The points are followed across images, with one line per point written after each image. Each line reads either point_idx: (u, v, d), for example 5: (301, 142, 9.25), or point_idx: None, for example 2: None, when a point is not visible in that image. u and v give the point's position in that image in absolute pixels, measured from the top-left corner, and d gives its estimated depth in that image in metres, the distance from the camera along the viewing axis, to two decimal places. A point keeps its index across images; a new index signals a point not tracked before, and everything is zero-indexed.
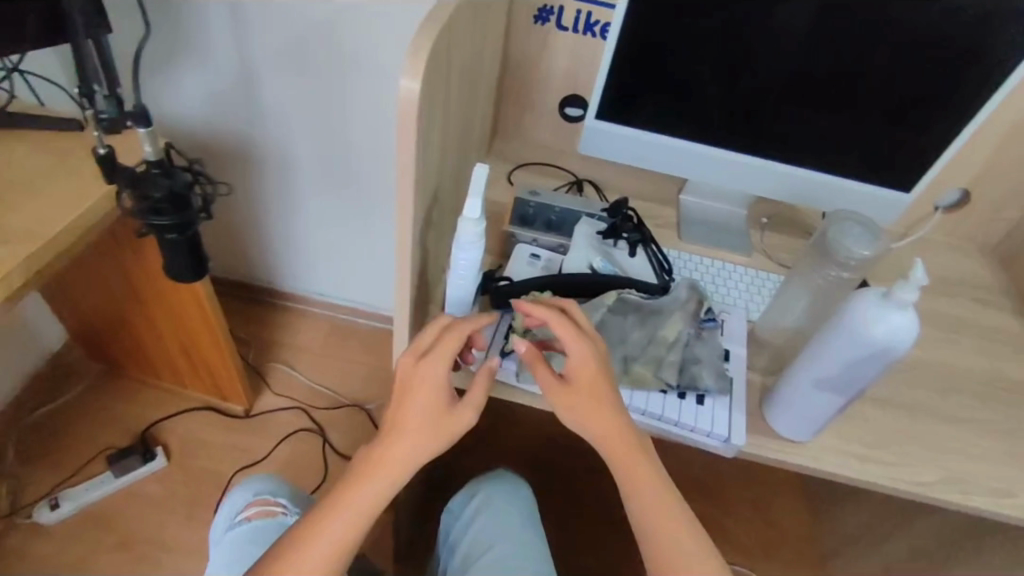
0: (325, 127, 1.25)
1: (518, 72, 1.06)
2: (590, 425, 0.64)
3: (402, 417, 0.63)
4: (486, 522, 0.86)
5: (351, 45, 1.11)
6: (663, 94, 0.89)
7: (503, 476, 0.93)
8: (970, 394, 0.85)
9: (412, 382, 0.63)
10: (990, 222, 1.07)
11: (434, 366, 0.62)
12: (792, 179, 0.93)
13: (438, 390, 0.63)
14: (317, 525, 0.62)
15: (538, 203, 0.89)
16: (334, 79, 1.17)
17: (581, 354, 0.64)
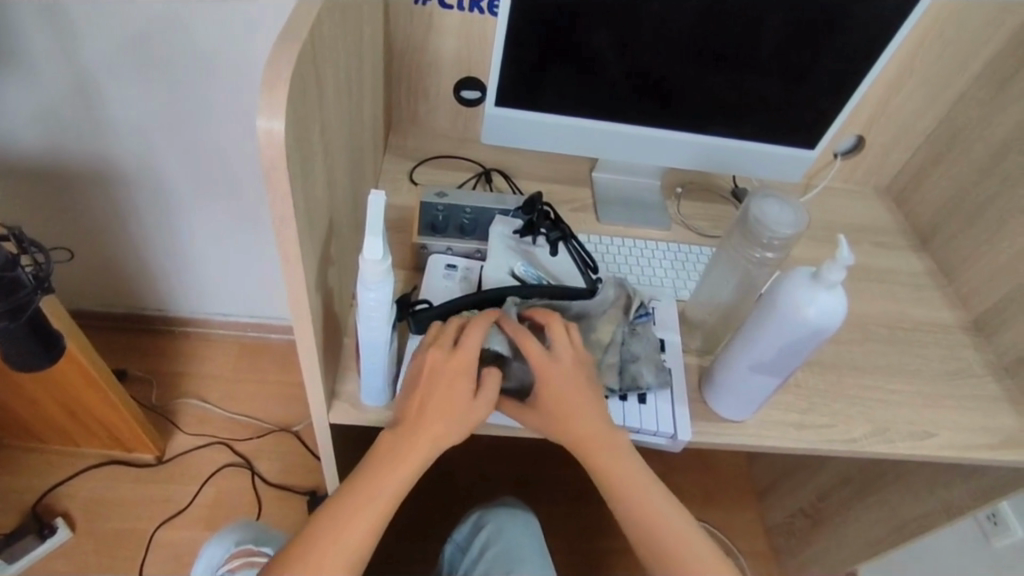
0: (193, 135, 1.10)
1: (404, 58, 0.96)
2: (572, 431, 0.62)
3: (424, 408, 0.60)
4: (495, 551, 0.83)
5: (205, 41, 0.96)
6: (565, 74, 0.83)
7: (514, 502, 0.90)
8: (885, 340, 0.88)
9: (434, 371, 0.60)
10: (884, 163, 1.10)
11: (464, 358, 0.60)
12: (706, 148, 0.91)
13: (463, 383, 0.60)
14: (338, 523, 0.58)
15: (446, 204, 0.81)
16: (192, 81, 1.02)
17: (565, 362, 0.63)
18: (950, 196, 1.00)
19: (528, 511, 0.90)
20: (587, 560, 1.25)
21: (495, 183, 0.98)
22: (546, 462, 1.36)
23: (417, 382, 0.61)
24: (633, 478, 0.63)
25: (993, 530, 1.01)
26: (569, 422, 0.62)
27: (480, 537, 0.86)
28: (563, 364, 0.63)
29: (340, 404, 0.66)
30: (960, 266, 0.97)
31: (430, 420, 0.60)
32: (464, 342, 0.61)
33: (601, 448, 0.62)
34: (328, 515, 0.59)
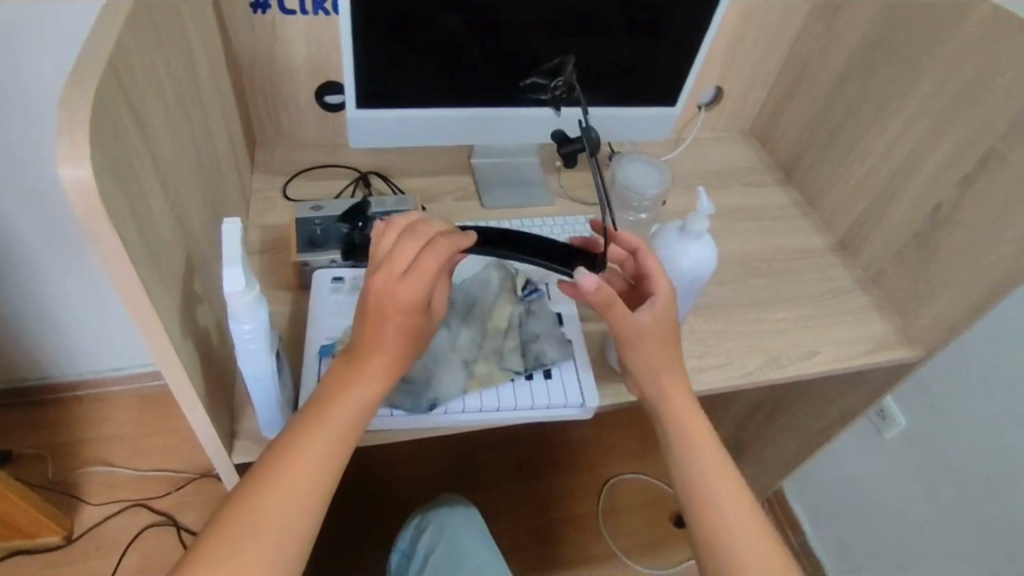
0: (31, 183, 1.00)
1: (255, 71, 0.91)
2: (667, 395, 0.61)
3: (372, 343, 0.55)
4: (439, 554, 0.83)
5: (22, 80, 0.87)
6: (421, 67, 0.82)
7: (454, 497, 0.90)
8: (765, 273, 0.94)
9: (380, 300, 0.54)
10: (742, 109, 1.17)
11: (414, 287, 0.54)
12: (576, 119, 0.92)
13: (413, 313, 0.55)
14: (273, 483, 0.51)
15: (323, 216, 0.81)
16: (16, 124, 0.92)
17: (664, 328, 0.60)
18: (805, 129, 1.07)
19: (470, 506, 0.89)
20: (533, 531, 1.27)
21: (375, 185, 0.95)
22: (482, 450, 1.36)
23: (369, 306, 0.55)
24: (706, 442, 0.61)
25: (883, 423, 1.12)
26: (653, 345, 0.61)
27: (423, 541, 0.85)
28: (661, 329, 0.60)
29: (241, 443, 0.63)
30: (820, 193, 1.05)
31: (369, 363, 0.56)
32: (416, 269, 0.55)
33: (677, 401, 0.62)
34: (258, 477, 0.51)
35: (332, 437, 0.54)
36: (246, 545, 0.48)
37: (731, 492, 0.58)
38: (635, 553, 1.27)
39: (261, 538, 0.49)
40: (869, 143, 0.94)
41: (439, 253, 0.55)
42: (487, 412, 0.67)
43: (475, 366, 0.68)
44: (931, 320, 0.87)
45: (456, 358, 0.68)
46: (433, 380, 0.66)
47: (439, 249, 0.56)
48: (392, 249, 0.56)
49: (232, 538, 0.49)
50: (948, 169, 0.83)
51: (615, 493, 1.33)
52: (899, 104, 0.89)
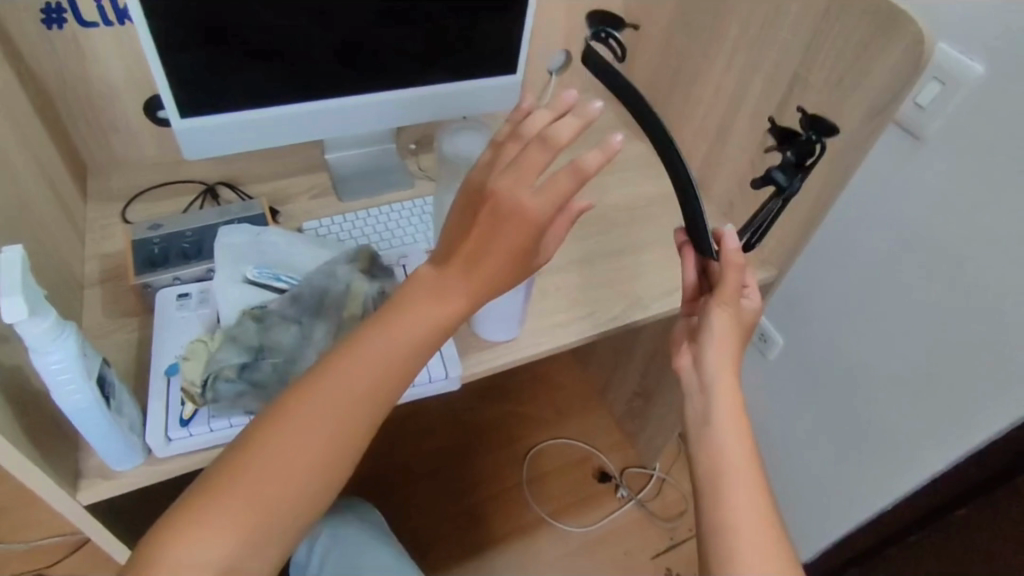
0: None
1: (67, 94, 0.85)
2: (719, 372, 0.59)
3: (473, 254, 0.50)
4: (335, 559, 0.85)
5: None
6: (240, 64, 0.79)
7: (350, 504, 0.94)
8: (627, 221, 0.97)
9: (495, 211, 0.48)
10: (593, 68, 1.19)
11: (540, 208, 0.47)
12: (420, 100, 0.92)
13: (528, 238, 0.48)
14: (317, 399, 0.50)
15: (162, 235, 0.77)
16: None
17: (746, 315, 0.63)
18: (649, 80, 1.11)
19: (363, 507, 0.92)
20: (462, 515, 1.28)
21: (224, 196, 0.92)
22: (404, 447, 1.35)
23: (483, 209, 0.48)
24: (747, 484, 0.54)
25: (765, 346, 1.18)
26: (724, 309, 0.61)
27: (318, 550, 0.87)
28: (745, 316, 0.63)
29: (86, 481, 0.59)
30: (671, 139, 1.09)
31: (444, 287, 0.52)
32: (546, 188, 0.47)
33: (727, 387, 0.59)
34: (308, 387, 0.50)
35: (398, 351, 0.52)
36: (274, 452, 0.48)
37: (765, 550, 0.51)
38: (564, 515, 1.30)
39: (289, 448, 0.49)
40: (704, 83, 0.98)
41: (574, 174, 0.45)
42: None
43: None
44: (776, 241, 0.92)
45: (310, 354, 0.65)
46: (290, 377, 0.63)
47: (580, 173, 0.45)
48: (519, 153, 0.48)
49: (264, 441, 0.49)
50: (767, 99, 0.88)
51: (539, 461, 1.36)
52: (718, 44, 0.93)
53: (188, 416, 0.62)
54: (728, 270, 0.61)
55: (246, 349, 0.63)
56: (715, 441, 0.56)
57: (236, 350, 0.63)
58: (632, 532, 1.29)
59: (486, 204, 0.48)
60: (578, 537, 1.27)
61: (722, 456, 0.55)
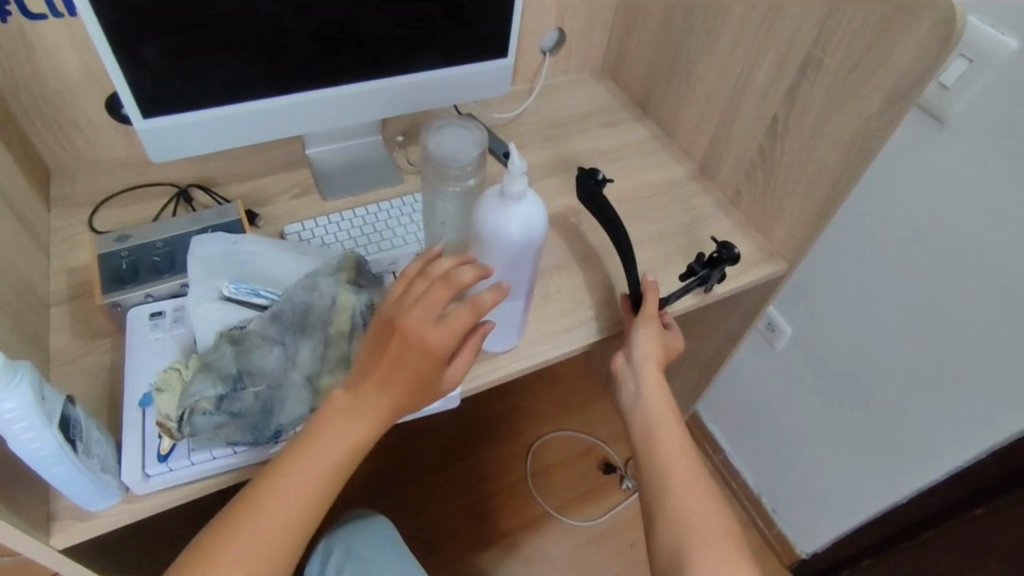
0: None
1: (20, 93, 0.78)
2: (648, 359, 0.71)
3: (396, 365, 0.54)
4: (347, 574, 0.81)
5: None
6: (208, 58, 0.73)
7: (363, 512, 0.88)
8: (627, 215, 0.92)
9: (400, 343, 0.54)
10: (589, 47, 1.13)
11: (443, 338, 0.54)
12: (405, 90, 0.86)
13: (432, 365, 0.55)
14: (261, 505, 0.53)
15: (130, 247, 0.72)
16: None
17: (674, 336, 0.75)
18: (650, 60, 1.04)
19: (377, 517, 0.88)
20: (464, 513, 1.25)
21: (198, 199, 0.86)
22: (402, 445, 1.31)
23: (391, 341, 0.54)
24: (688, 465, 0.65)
25: (772, 335, 1.14)
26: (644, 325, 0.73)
27: (329, 565, 0.83)
28: (672, 342, 0.74)
29: (59, 524, 0.55)
30: (674, 122, 1.03)
31: (369, 396, 0.55)
32: (448, 322, 0.54)
33: (655, 378, 0.70)
34: (252, 498, 0.54)
35: (337, 449, 0.55)
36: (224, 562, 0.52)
37: (693, 505, 0.62)
38: (568, 510, 1.27)
39: (238, 558, 0.52)
40: (708, 64, 0.92)
41: (472, 310, 0.55)
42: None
43: (320, 382, 0.61)
44: (787, 231, 0.87)
45: (296, 379, 0.61)
46: (273, 408, 0.59)
47: (473, 311, 0.55)
48: (424, 291, 0.55)
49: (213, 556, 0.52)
50: (777, 82, 0.82)
51: (541, 455, 1.33)
52: (722, 23, 0.87)
53: (166, 451, 0.58)
54: (649, 294, 0.74)
55: (223, 378, 0.58)
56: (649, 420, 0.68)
57: (213, 379, 0.58)
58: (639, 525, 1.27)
59: (394, 337, 0.54)
60: (583, 531, 1.25)
61: (654, 434, 0.67)
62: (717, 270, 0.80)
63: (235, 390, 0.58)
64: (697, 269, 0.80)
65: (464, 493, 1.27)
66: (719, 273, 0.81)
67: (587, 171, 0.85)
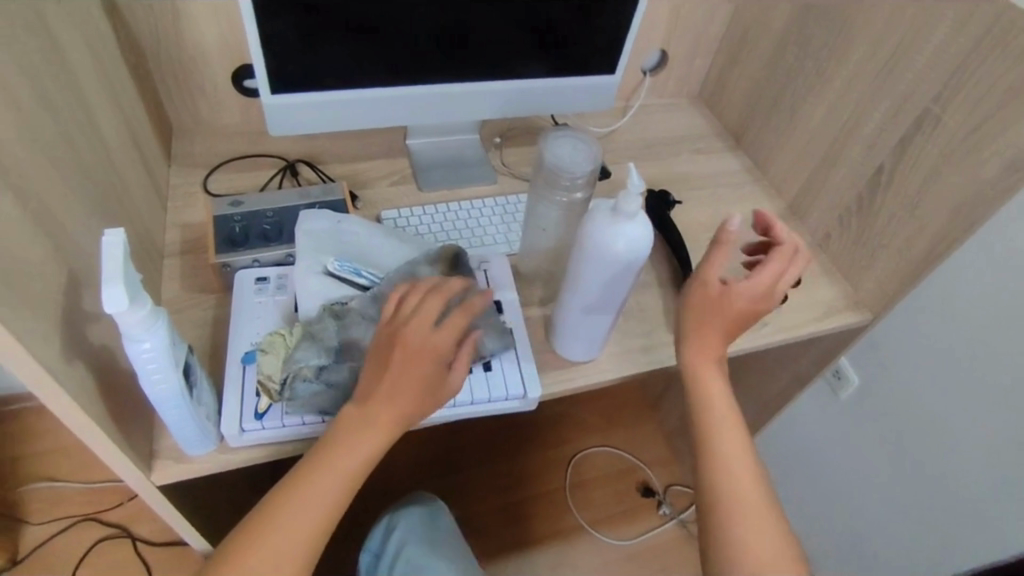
0: None
1: (160, 57, 0.84)
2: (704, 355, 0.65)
3: (399, 372, 0.55)
4: (410, 550, 0.85)
5: None
6: (336, 44, 0.76)
7: (423, 498, 0.94)
8: (711, 245, 0.92)
9: (398, 358, 0.55)
10: (687, 74, 1.13)
11: (445, 340, 0.56)
12: (512, 94, 0.88)
13: (433, 368, 0.56)
14: (277, 526, 0.54)
15: (243, 213, 0.76)
16: None
17: (760, 289, 0.65)
18: (751, 92, 1.04)
19: (438, 504, 0.93)
20: (500, 513, 1.26)
21: (304, 174, 0.90)
22: (447, 436, 1.34)
23: (392, 354, 0.56)
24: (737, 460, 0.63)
25: (837, 384, 1.12)
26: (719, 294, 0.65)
27: (392, 541, 0.87)
28: (756, 285, 0.65)
29: (161, 462, 0.59)
30: (768, 157, 1.03)
31: (379, 409, 0.56)
32: (445, 327, 0.57)
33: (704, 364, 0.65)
34: (271, 516, 0.54)
35: (354, 460, 0.56)
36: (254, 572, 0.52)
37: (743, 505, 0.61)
38: (603, 527, 1.27)
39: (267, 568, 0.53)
40: (813, 104, 0.92)
41: (465, 313, 0.58)
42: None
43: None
44: (877, 282, 0.86)
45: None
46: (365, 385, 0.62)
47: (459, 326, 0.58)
48: (417, 304, 0.57)
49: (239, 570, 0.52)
50: (888, 130, 0.81)
51: (581, 467, 1.33)
52: (837, 66, 0.86)
53: (263, 410, 0.61)
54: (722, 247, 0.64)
55: (326, 349, 0.61)
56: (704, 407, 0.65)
57: (316, 348, 0.61)
58: (672, 551, 1.26)
59: (392, 350, 0.56)
60: (617, 550, 1.25)
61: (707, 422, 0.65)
62: None
63: (333, 362, 0.61)
64: None
65: (502, 493, 1.28)
66: None
67: (658, 193, 0.90)
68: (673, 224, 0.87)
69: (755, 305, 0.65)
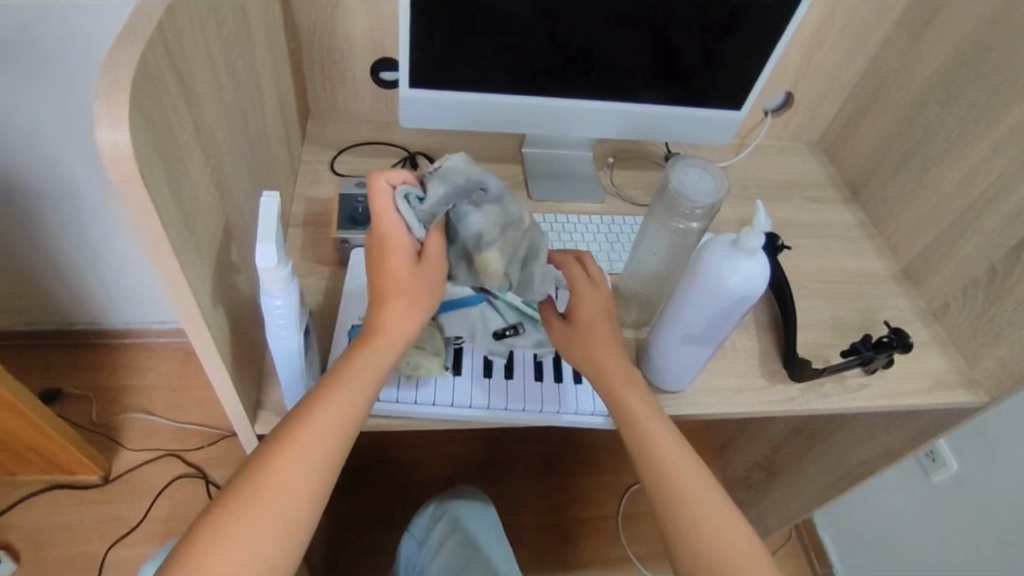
0: (60, 128, 0.98)
1: (314, 43, 0.91)
2: (614, 391, 0.61)
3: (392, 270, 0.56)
4: (452, 543, 0.86)
5: (78, 30, 0.86)
6: (476, 52, 0.80)
7: (471, 492, 0.94)
8: (816, 295, 0.89)
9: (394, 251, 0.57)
10: (811, 120, 1.10)
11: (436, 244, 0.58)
12: (633, 118, 0.89)
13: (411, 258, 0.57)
14: (288, 444, 0.50)
15: (366, 195, 0.80)
16: (66, 74, 0.91)
17: (605, 291, 0.66)
18: (877, 145, 1.00)
19: (485, 500, 0.93)
20: (548, 529, 1.25)
21: (422, 167, 0.94)
22: (505, 440, 1.35)
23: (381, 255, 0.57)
24: (702, 488, 0.56)
25: (931, 466, 1.06)
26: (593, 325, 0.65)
27: (437, 531, 0.89)
28: (603, 293, 0.66)
29: (264, 414, 0.63)
30: (888, 215, 0.98)
31: (391, 327, 0.56)
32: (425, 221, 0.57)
33: (623, 379, 0.62)
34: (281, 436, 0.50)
35: (372, 371, 0.54)
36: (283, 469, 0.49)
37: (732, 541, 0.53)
38: (650, 564, 1.23)
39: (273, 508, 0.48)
40: (947, 168, 0.87)
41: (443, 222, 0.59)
42: (477, 409, 0.69)
43: (476, 257, 0.58)
44: (998, 364, 0.80)
45: (469, 231, 0.57)
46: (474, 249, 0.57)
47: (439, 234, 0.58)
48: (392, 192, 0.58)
49: (243, 512, 0.47)
50: None
51: (635, 499, 1.31)
52: (984, 130, 0.82)
53: None
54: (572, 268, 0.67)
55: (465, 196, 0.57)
56: (645, 438, 0.59)
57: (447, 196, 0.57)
58: None
59: (389, 254, 0.57)
60: None
61: (656, 456, 0.57)
62: (883, 355, 0.77)
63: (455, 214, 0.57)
64: (861, 349, 0.78)
65: (553, 509, 1.28)
66: (885, 357, 0.78)
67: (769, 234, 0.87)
68: (780, 269, 0.85)
69: (607, 310, 0.66)
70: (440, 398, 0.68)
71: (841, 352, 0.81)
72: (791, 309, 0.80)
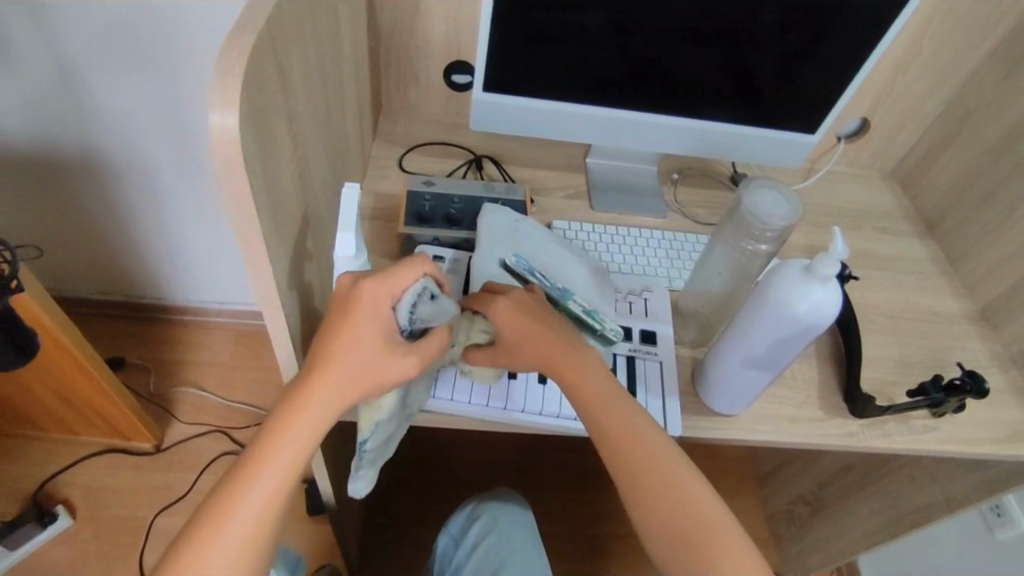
0: (150, 113, 1.04)
1: (392, 44, 0.93)
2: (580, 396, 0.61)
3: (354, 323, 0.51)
4: (489, 545, 0.87)
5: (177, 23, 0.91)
6: (551, 62, 0.80)
7: (507, 493, 0.93)
8: (883, 329, 0.86)
9: (367, 316, 0.52)
10: (887, 149, 1.06)
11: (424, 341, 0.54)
12: (701, 136, 0.88)
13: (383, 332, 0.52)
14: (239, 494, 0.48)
15: (434, 194, 0.82)
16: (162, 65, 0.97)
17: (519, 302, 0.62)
18: (958, 180, 0.96)
19: (520, 501, 0.92)
20: (581, 543, 1.24)
21: (486, 169, 0.96)
22: (543, 448, 1.34)
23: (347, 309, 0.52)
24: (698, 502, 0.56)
25: (995, 521, 1.01)
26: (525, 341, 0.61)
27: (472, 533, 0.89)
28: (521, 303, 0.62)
29: None
30: (966, 252, 0.94)
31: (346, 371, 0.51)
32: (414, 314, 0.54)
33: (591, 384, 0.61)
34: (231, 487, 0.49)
35: (324, 413, 0.51)
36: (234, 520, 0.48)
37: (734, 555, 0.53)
38: None
39: (241, 535, 0.48)
40: None
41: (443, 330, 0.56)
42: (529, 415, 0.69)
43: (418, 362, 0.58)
44: None
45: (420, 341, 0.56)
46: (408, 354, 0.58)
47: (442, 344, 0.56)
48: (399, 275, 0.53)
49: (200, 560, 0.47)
50: None
51: None
52: None
53: None
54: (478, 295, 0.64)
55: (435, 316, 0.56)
56: (635, 453, 0.58)
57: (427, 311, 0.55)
58: None
59: (358, 313, 0.52)
60: None
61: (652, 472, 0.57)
62: (954, 399, 0.74)
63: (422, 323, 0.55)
64: (931, 391, 0.74)
65: (586, 523, 1.26)
66: (956, 401, 0.74)
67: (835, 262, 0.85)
68: (846, 299, 0.82)
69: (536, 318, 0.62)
70: (494, 401, 0.69)
71: (908, 391, 0.78)
72: (855, 340, 0.78)
